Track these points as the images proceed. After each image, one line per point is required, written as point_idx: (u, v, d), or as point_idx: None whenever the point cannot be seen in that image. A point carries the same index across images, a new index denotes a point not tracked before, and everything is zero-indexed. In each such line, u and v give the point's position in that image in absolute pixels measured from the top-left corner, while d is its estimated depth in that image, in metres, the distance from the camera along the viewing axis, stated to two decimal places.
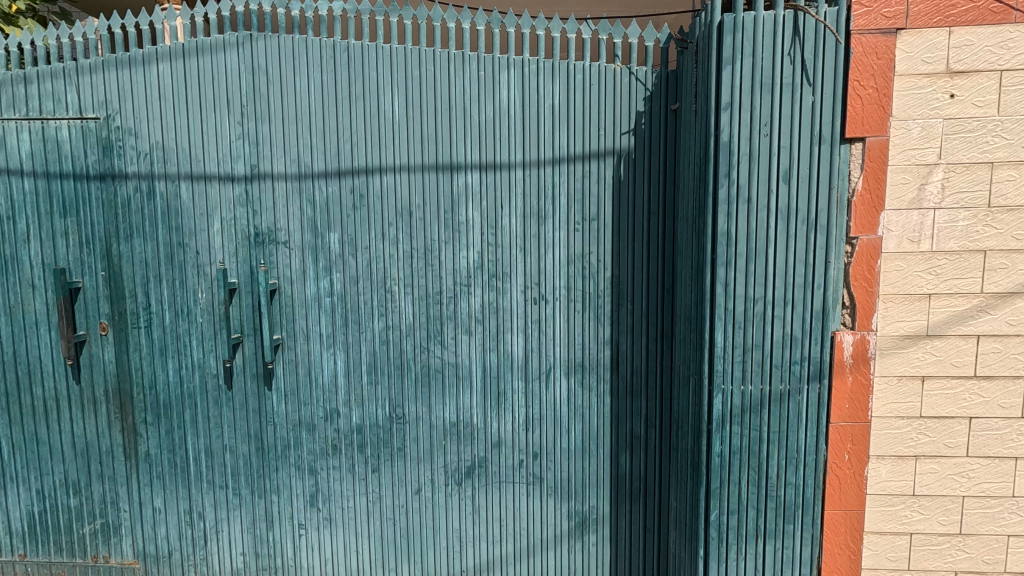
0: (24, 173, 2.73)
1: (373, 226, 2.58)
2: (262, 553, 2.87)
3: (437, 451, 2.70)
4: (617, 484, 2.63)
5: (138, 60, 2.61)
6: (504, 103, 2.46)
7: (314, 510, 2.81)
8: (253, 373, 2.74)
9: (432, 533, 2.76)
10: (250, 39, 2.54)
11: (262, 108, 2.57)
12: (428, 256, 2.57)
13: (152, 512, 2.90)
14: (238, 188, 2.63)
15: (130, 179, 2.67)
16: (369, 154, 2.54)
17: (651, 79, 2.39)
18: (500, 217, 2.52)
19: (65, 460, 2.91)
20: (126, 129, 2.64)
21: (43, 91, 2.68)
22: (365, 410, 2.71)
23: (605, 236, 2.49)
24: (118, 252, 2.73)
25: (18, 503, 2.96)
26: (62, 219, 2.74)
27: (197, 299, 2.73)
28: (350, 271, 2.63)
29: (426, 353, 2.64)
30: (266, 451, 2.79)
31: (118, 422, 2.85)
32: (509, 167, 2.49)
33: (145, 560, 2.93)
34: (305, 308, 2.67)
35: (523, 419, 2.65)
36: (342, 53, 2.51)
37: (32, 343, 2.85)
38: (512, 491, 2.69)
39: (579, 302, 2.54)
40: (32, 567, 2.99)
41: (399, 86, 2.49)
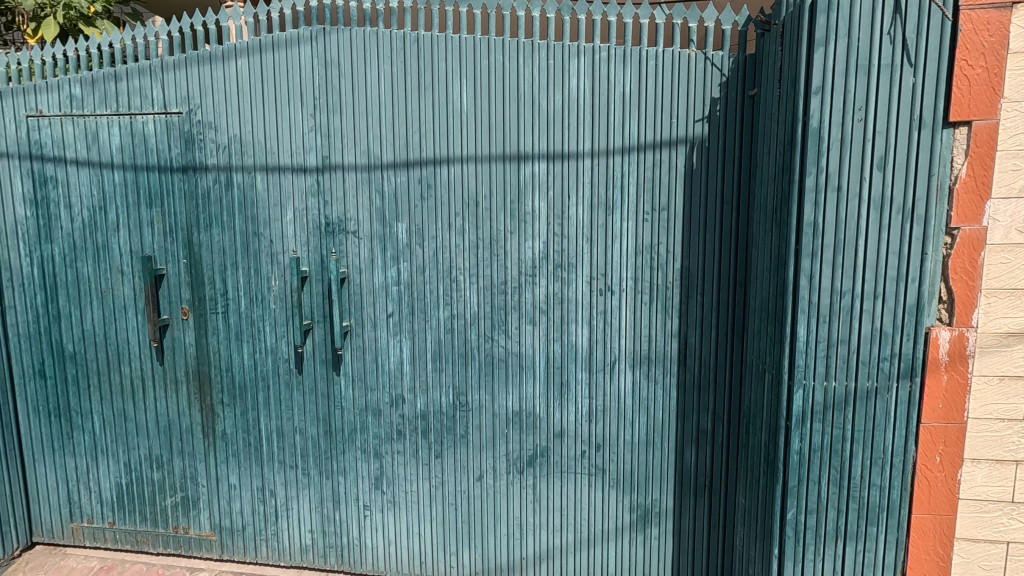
0: (114, 165, 2.89)
1: (440, 216, 2.62)
2: (329, 532, 2.99)
3: (499, 439, 2.73)
4: (681, 478, 2.61)
5: (218, 56, 2.72)
6: (573, 92, 2.44)
7: (379, 493, 2.90)
8: (322, 358, 2.84)
9: (492, 520, 2.81)
10: (323, 33, 2.60)
11: (334, 100, 2.63)
12: (494, 246, 2.59)
13: (227, 488, 3.06)
14: (311, 179, 2.71)
15: (210, 170, 2.80)
16: (437, 144, 2.57)
17: (727, 64, 2.31)
18: (567, 207, 2.51)
19: (149, 436, 3.10)
20: (207, 123, 2.77)
21: (131, 88, 2.83)
22: (429, 397, 2.77)
23: (674, 226, 2.45)
24: (198, 241, 2.87)
25: (107, 475, 3.18)
26: (148, 209, 2.89)
27: (270, 287, 2.84)
28: (417, 260, 2.67)
29: (490, 342, 2.67)
30: (334, 434, 2.89)
31: (197, 402, 3.01)
32: (577, 156, 2.47)
33: (220, 532, 3.11)
34: (373, 296, 2.74)
35: (587, 411, 2.64)
36: (412, 44, 2.53)
37: (120, 325, 3.04)
38: (573, 481, 2.70)
39: (647, 294, 2.51)
40: (120, 534, 3.22)
41: (468, 76, 2.50)
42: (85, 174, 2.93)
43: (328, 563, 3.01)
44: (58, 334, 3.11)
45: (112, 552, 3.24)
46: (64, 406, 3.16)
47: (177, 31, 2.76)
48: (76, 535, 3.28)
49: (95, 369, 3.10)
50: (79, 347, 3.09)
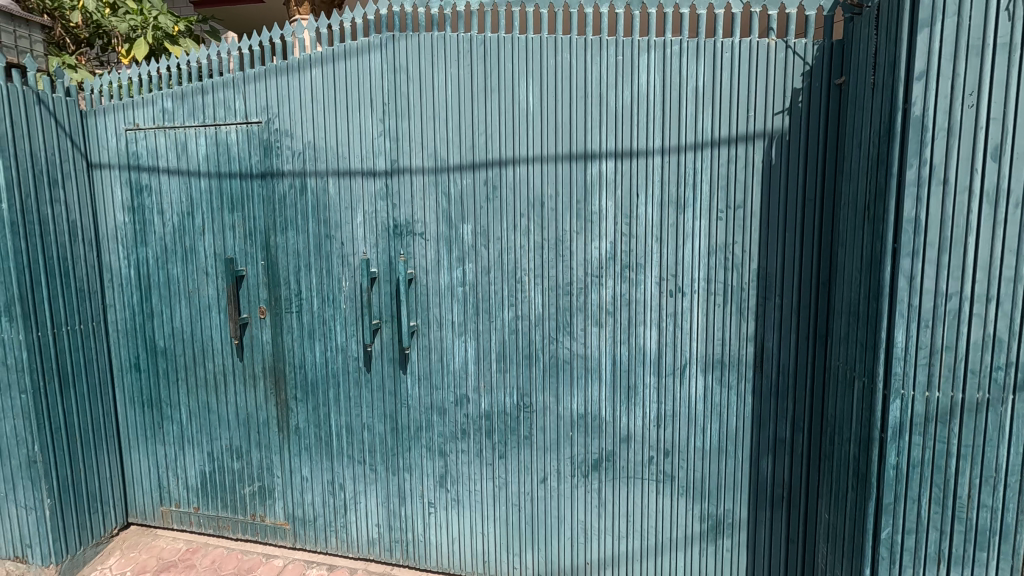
0: (200, 174, 3.09)
1: (506, 217, 2.62)
2: (395, 527, 3.06)
3: (563, 442, 2.71)
4: (756, 488, 2.50)
5: (294, 66, 2.84)
6: (643, 88, 2.38)
7: (443, 490, 2.94)
8: (390, 357, 2.91)
9: (556, 522, 2.78)
10: (393, 39, 2.66)
11: (403, 105, 2.69)
12: (560, 247, 2.56)
13: (299, 480, 3.20)
14: (380, 182, 2.78)
15: (286, 176, 2.93)
16: (503, 146, 2.58)
17: (811, 52, 2.19)
18: (636, 206, 2.45)
19: (230, 428, 3.28)
20: (284, 131, 2.90)
21: (216, 100, 3.01)
22: (494, 397, 2.78)
23: (751, 225, 2.34)
24: (275, 243, 3.01)
25: (193, 463, 3.39)
26: (230, 214, 3.07)
27: (341, 287, 2.94)
28: (482, 261, 2.69)
29: (555, 344, 2.64)
30: (400, 431, 2.96)
31: (273, 396, 3.17)
32: (647, 154, 2.41)
33: (294, 522, 3.25)
34: (439, 296, 2.78)
35: (655, 416, 2.57)
36: (479, 47, 2.55)
37: (205, 323, 3.24)
38: (640, 487, 2.64)
39: (720, 296, 2.42)
40: (203, 519, 3.43)
41: (534, 76, 2.50)
42: (175, 182, 3.14)
43: (394, 557, 3.09)
44: (150, 331, 3.35)
45: (197, 535, 3.47)
46: (155, 398, 3.41)
47: (253, 46, 2.90)
48: (165, 517, 3.53)
49: (182, 363, 3.32)
50: (169, 343, 3.32)
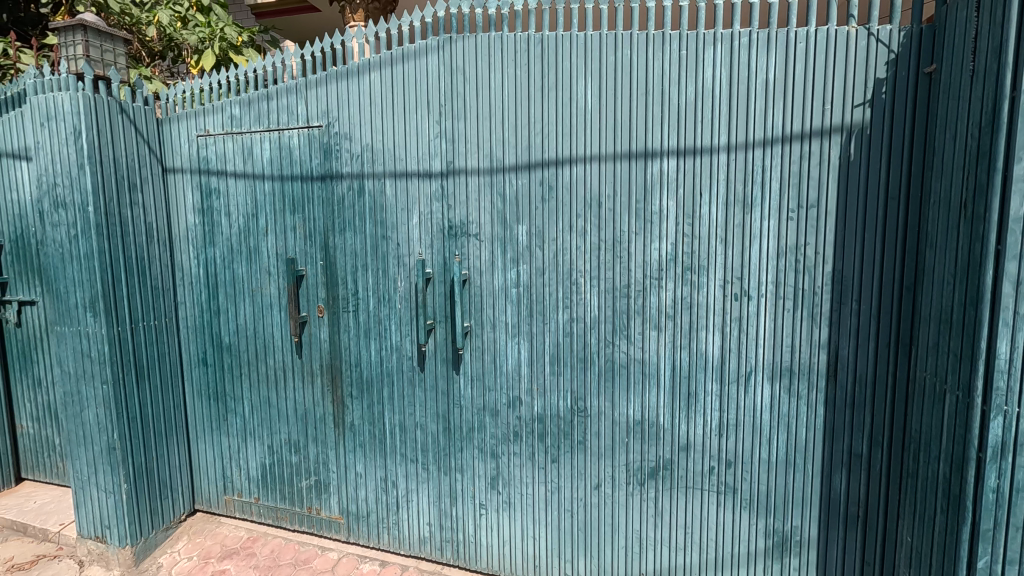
0: (264, 177, 3.21)
1: (562, 218, 2.58)
2: (446, 527, 3.07)
3: (618, 449, 2.64)
4: (827, 504, 2.36)
5: (353, 71, 2.91)
6: (708, 83, 2.29)
7: (494, 492, 2.93)
8: (443, 357, 2.92)
9: (610, 531, 2.71)
10: (450, 41, 2.68)
11: (459, 106, 2.70)
12: (617, 248, 2.50)
13: (354, 476, 3.26)
14: (436, 184, 2.80)
15: (345, 178, 3.00)
16: (559, 145, 2.54)
17: (897, 39, 2.05)
18: (699, 205, 2.35)
19: (289, 423, 3.39)
20: (343, 134, 2.97)
21: (280, 106, 3.12)
22: (547, 400, 2.74)
23: (825, 225, 2.21)
24: (333, 244, 3.09)
25: (254, 455, 3.53)
26: (292, 215, 3.17)
27: (396, 287, 2.98)
28: (537, 262, 2.66)
29: (611, 348, 2.58)
30: (452, 431, 2.97)
31: (330, 393, 3.25)
32: (711, 151, 2.31)
33: (348, 517, 3.32)
34: (493, 298, 2.77)
35: (717, 424, 2.47)
36: (537, 46, 2.53)
37: (267, 321, 3.36)
38: (700, 498, 2.54)
39: (790, 300, 2.29)
40: (263, 509, 3.57)
41: (593, 74, 2.44)
42: (241, 185, 3.28)
43: (445, 556, 3.10)
44: (216, 328, 3.51)
45: (257, 525, 3.60)
46: (221, 392, 3.56)
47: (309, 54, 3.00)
48: (228, 506, 3.69)
49: (245, 359, 3.45)
50: (233, 340, 3.47)
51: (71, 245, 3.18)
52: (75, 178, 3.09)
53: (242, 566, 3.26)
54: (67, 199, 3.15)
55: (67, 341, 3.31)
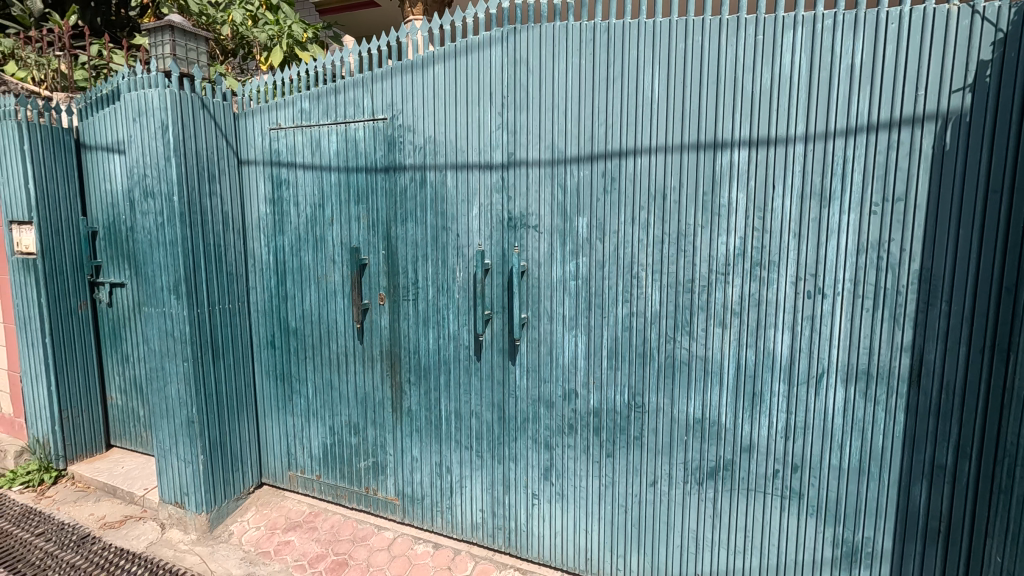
0: (332, 169, 3.33)
1: (624, 210, 2.53)
2: (498, 514, 3.12)
3: (677, 446, 2.59)
4: (904, 516, 2.23)
5: (418, 64, 2.96)
6: (785, 70, 2.18)
7: (547, 483, 2.94)
8: (499, 347, 2.95)
9: (666, 529, 2.67)
10: (514, 32, 2.68)
11: (521, 97, 2.70)
12: (682, 242, 2.44)
13: (410, 460, 3.37)
14: (496, 175, 2.82)
15: (408, 170, 3.07)
16: (624, 136, 2.49)
17: (1007, 18, 1.88)
18: (772, 198, 2.26)
19: (349, 405, 3.53)
20: (407, 127, 3.04)
21: (347, 99, 3.21)
22: (604, 394, 2.72)
23: (913, 220, 2.06)
24: (395, 234, 3.17)
25: (317, 434, 3.70)
26: (356, 206, 3.28)
27: (455, 278, 3.03)
28: (597, 255, 2.63)
29: (672, 344, 2.53)
30: (507, 421, 3.00)
31: (389, 378, 3.36)
32: (787, 141, 2.21)
33: (404, 498, 3.44)
34: (551, 290, 2.77)
35: (783, 426, 2.38)
36: (603, 35, 2.48)
37: (330, 307, 3.49)
38: (762, 501, 2.46)
39: (870, 299, 2.16)
40: (324, 486, 3.74)
41: (661, 62, 2.38)
42: (309, 176, 3.41)
43: (496, 543, 3.15)
44: (284, 312, 3.68)
45: (318, 501, 3.79)
46: (287, 374, 3.75)
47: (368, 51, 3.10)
48: (292, 481, 3.89)
49: (310, 343, 3.62)
50: (299, 324, 3.64)
51: (158, 232, 3.42)
52: (163, 170, 3.32)
53: (305, 539, 3.44)
54: (155, 189, 3.39)
55: (153, 321, 3.58)
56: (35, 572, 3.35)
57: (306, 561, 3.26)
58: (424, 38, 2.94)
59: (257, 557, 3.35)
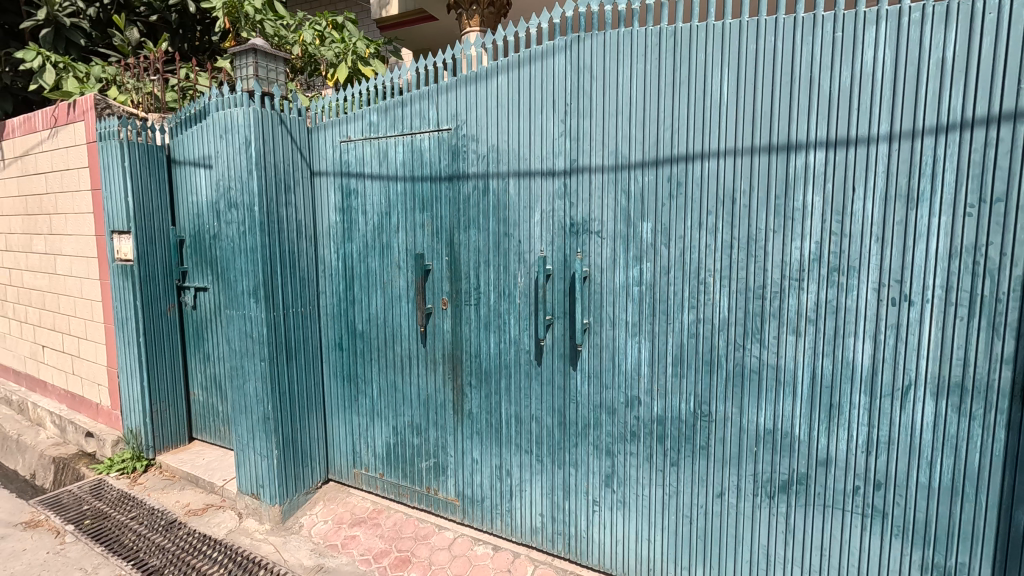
0: (398, 178, 3.45)
1: (691, 215, 2.50)
2: (558, 519, 3.12)
3: (745, 457, 2.52)
4: (1004, 542, 2.06)
5: (482, 75, 3.04)
6: (866, 67, 2.10)
7: (609, 490, 2.92)
8: (560, 353, 2.96)
9: (734, 542, 2.60)
10: (578, 40, 2.70)
11: (584, 104, 2.72)
12: (752, 247, 2.38)
13: (470, 462, 3.43)
14: (558, 182, 2.84)
15: (471, 178, 3.15)
16: (690, 140, 2.46)
17: None
18: (851, 200, 2.17)
19: (412, 407, 3.64)
20: (471, 136, 3.12)
21: (413, 111, 3.33)
22: (668, 401, 2.68)
23: (1015, 222, 1.92)
24: (458, 241, 3.26)
25: (381, 433, 3.83)
26: (421, 214, 3.39)
27: (517, 283, 3.07)
28: (662, 260, 2.60)
29: (741, 351, 2.46)
30: (568, 426, 3.00)
31: (451, 381, 3.44)
32: (868, 141, 2.12)
33: (464, 499, 3.50)
34: (614, 295, 2.76)
35: (863, 441, 2.27)
36: (669, 39, 2.47)
37: (395, 311, 3.62)
38: (840, 519, 2.35)
39: (965, 307, 2.03)
40: (387, 484, 3.87)
41: (731, 63, 2.34)
42: (376, 186, 3.56)
43: (556, 548, 3.15)
44: (351, 316, 3.85)
45: (381, 498, 3.92)
46: (354, 374, 3.91)
47: (424, 66, 3.24)
48: (357, 478, 4.04)
49: (375, 346, 3.75)
50: (366, 327, 3.78)
51: (240, 240, 3.68)
52: (246, 182, 3.58)
53: (370, 535, 3.57)
54: (238, 201, 3.65)
55: (234, 323, 3.84)
56: (131, 552, 3.65)
57: (371, 556, 3.38)
58: (478, 52, 3.04)
59: (326, 549, 3.51)
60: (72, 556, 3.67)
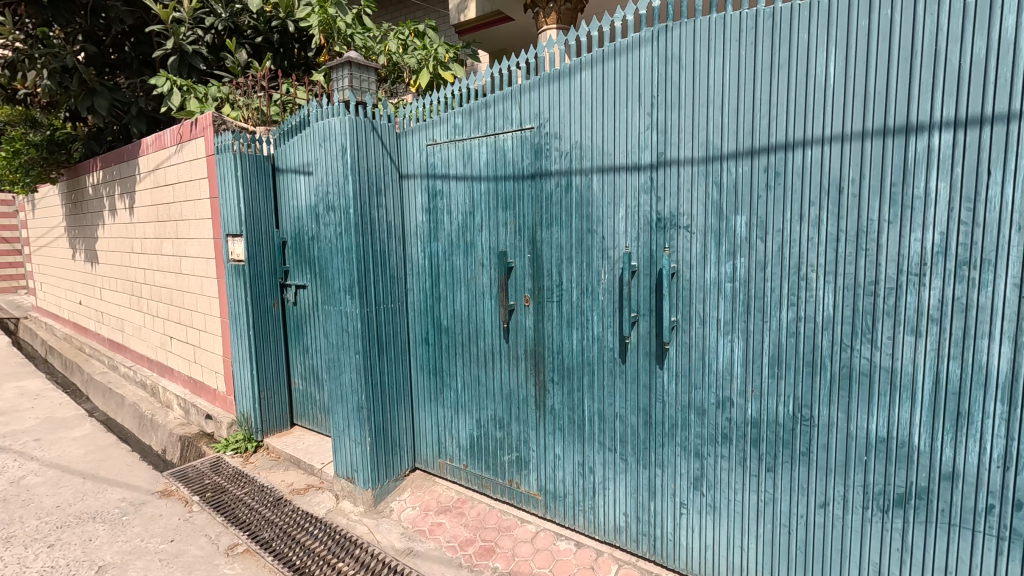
0: (481, 178, 3.54)
1: (791, 206, 2.36)
2: (643, 520, 3.06)
3: (854, 467, 2.34)
4: None
5: (565, 72, 3.05)
6: (1006, 35, 1.88)
7: (697, 494, 2.82)
8: (646, 351, 2.90)
9: (840, 556, 2.42)
10: (665, 30, 2.64)
11: (673, 96, 2.65)
12: (863, 240, 2.21)
13: (553, 457, 3.46)
14: (644, 176, 2.79)
15: (554, 176, 3.17)
16: (791, 126, 2.32)
17: None
18: (985, 186, 1.95)
19: (495, 401, 3.72)
20: (553, 134, 3.14)
21: (497, 112, 3.41)
22: (764, 403, 2.54)
23: None
24: (541, 238, 3.29)
25: (465, 426, 3.96)
26: (504, 212, 3.46)
27: (600, 279, 3.04)
28: (758, 255, 2.48)
29: (849, 353, 2.30)
30: (654, 426, 2.93)
31: (533, 376, 3.48)
32: (1008, 118, 1.89)
33: (545, 494, 3.54)
34: (704, 292, 2.67)
35: (1000, 455, 2.03)
36: (768, 21, 2.34)
37: (478, 308, 3.71)
38: (970, 540, 2.12)
39: None
40: (471, 475, 3.99)
41: (839, 42, 2.18)
42: (461, 187, 3.67)
43: (640, 549, 3.10)
44: (437, 312, 4.00)
45: (465, 488, 4.06)
46: (439, 369, 4.07)
47: (506, 68, 3.31)
48: (442, 468, 4.21)
49: (460, 341, 3.88)
50: (451, 323, 3.92)
51: (337, 240, 3.94)
52: (342, 186, 3.83)
53: (456, 523, 3.71)
54: (336, 204, 3.92)
55: (332, 318, 4.13)
56: (245, 524, 4.05)
57: (457, 544, 3.51)
58: (560, 50, 3.07)
59: (415, 534, 3.70)
60: (198, 523, 4.13)
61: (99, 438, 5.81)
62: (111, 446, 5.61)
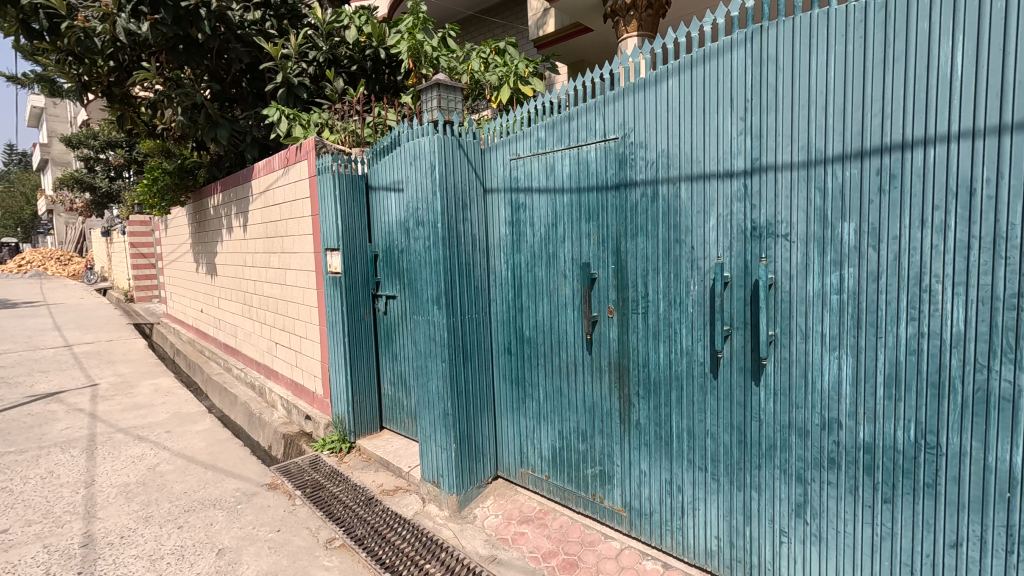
0: (565, 190, 3.56)
1: (911, 211, 2.16)
2: (738, 545, 2.89)
3: (994, 504, 2.07)
4: None
5: (651, 81, 3.00)
6: None
7: (800, 521, 2.62)
8: (740, 365, 2.75)
9: None
10: (761, 30, 2.52)
11: (770, 98, 2.52)
12: (1001, 247, 1.97)
13: (638, 473, 3.36)
14: (737, 183, 2.67)
15: (639, 185, 3.12)
16: (910, 125, 2.13)
17: None
18: None
19: (578, 413, 3.70)
20: (638, 143, 3.10)
21: (580, 124, 3.42)
22: (880, 427, 2.32)
23: None
24: (625, 249, 3.24)
25: (547, 436, 3.96)
26: (587, 223, 3.46)
27: (689, 291, 2.94)
28: (870, 265, 2.29)
29: (985, 374, 2.05)
30: (749, 446, 2.76)
31: (617, 390, 3.42)
32: None
33: (630, 511, 3.44)
34: (806, 305, 2.50)
35: None
36: (880, 13, 2.18)
37: (561, 319, 3.72)
38: None
39: None
40: (553, 487, 3.98)
41: (968, 29, 1.97)
42: (544, 200, 3.71)
43: None
44: (520, 322, 4.06)
45: (547, 500, 4.05)
46: (522, 379, 4.12)
47: (589, 81, 3.33)
48: (523, 477, 4.24)
49: (542, 352, 3.90)
50: (533, 334, 3.95)
51: (426, 253, 4.13)
52: (430, 202, 4.01)
53: (538, 534, 3.72)
54: (425, 218, 4.11)
55: (420, 327, 4.32)
56: (341, 520, 4.32)
57: (540, 555, 3.52)
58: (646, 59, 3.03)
59: (498, 542, 3.75)
60: (300, 515, 4.47)
61: (217, 433, 6.47)
62: (227, 440, 6.22)
